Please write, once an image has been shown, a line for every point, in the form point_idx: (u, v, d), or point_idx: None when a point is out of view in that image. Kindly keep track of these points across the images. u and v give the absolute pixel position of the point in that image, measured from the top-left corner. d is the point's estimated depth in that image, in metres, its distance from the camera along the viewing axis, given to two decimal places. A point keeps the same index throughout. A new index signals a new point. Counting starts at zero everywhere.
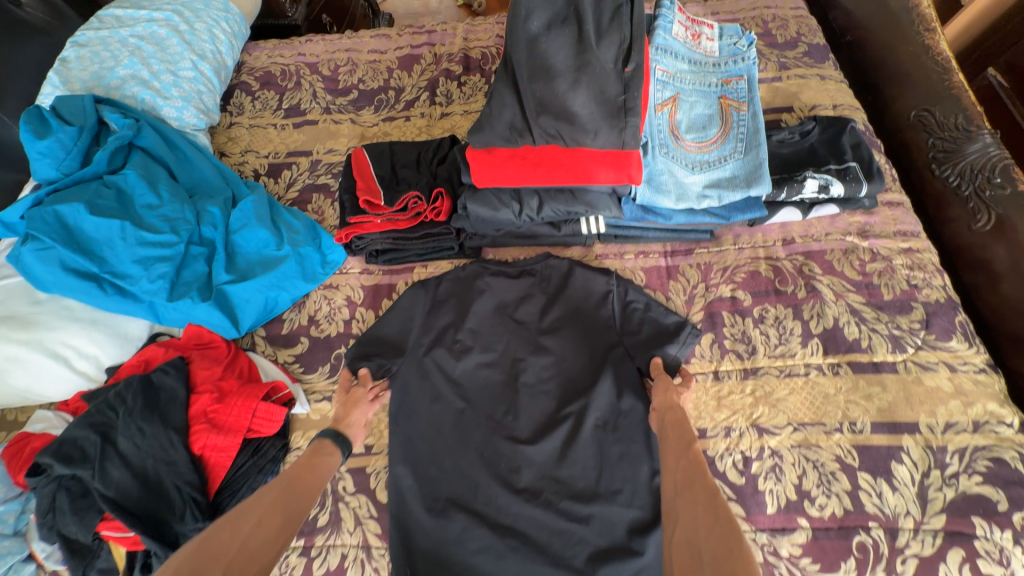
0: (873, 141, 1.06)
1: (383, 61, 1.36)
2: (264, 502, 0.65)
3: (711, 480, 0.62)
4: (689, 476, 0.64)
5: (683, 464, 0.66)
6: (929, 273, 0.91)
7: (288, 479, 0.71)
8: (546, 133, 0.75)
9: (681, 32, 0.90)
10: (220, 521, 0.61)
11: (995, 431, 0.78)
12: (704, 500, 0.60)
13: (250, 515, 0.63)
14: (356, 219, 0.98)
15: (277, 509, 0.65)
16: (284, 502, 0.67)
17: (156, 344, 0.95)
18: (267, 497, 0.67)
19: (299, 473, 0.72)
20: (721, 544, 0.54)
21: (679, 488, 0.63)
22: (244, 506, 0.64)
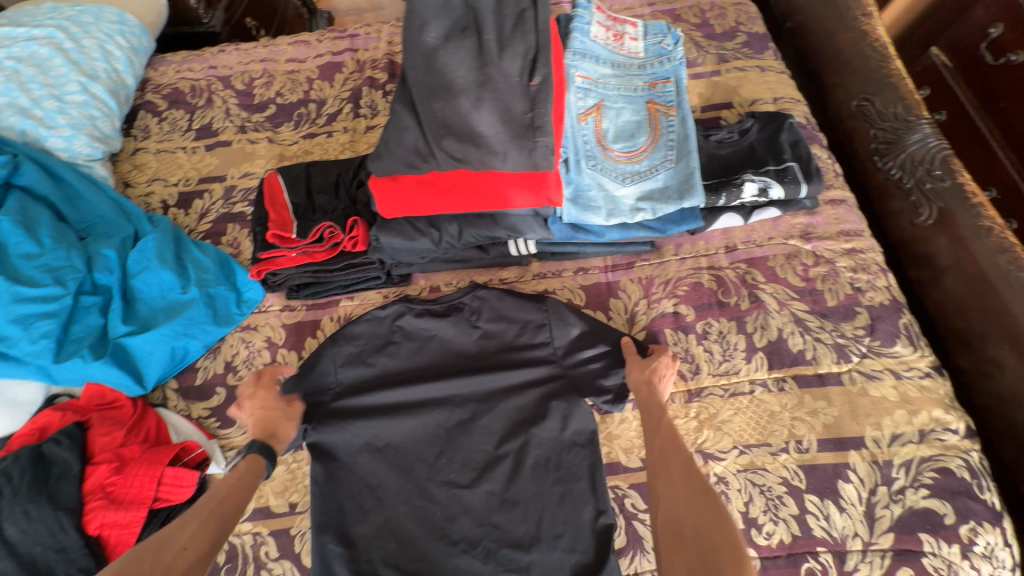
0: (814, 136, 1.02)
1: (301, 71, 1.25)
2: (189, 524, 0.64)
3: (684, 452, 0.67)
4: (665, 455, 0.68)
5: (663, 441, 0.70)
6: (872, 275, 0.89)
7: (212, 496, 0.69)
8: (452, 156, 0.67)
9: (600, 33, 0.84)
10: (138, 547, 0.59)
11: (940, 439, 0.76)
12: (684, 476, 0.64)
13: (173, 540, 0.62)
14: (267, 254, 0.89)
15: (204, 526, 0.65)
16: (213, 520, 0.67)
17: (52, 408, 0.84)
18: (190, 517, 0.65)
19: (224, 489, 0.71)
20: (700, 516, 0.59)
21: (659, 467, 0.68)
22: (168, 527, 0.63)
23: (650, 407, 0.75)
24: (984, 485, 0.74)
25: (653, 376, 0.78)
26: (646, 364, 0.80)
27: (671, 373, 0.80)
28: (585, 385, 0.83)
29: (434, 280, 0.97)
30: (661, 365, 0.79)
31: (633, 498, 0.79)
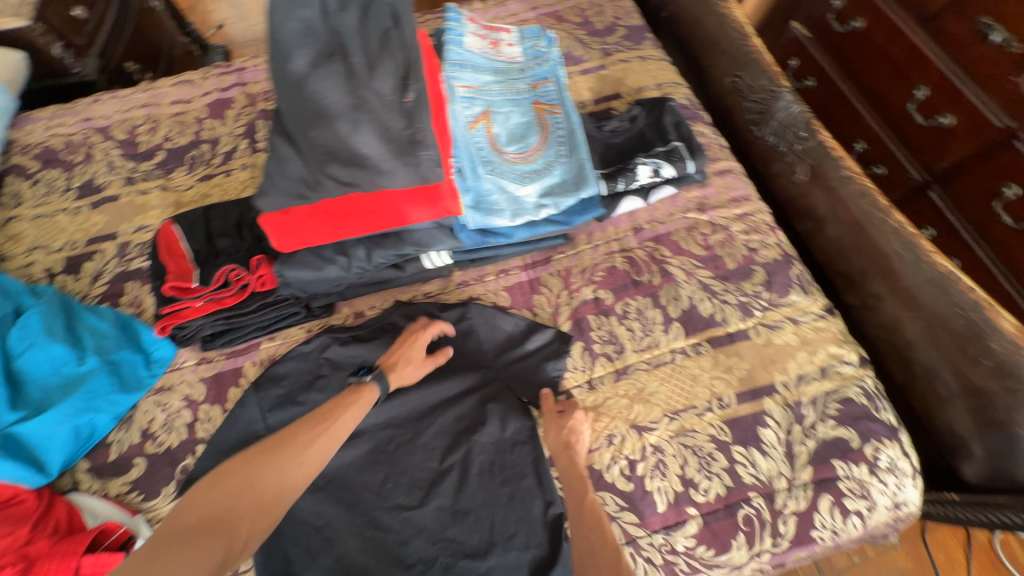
0: (696, 114, 1.10)
1: (189, 111, 1.20)
2: (298, 440, 0.71)
3: (610, 545, 0.67)
4: (594, 549, 0.66)
5: (588, 531, 0.68)
6: (762, 234, 0.97)
7: (327, 411, 0.76)
8: (340, 181, 0.66)
9: (476, 43, 0.87)
10: (261, 449, 0.70)
11: (839, 372, 0.84)
12: (614, 574, 0.64)
13: (286, 451, 0.70)
14: (169, 308, 0.84)
15: (315, 442, 0.71)
16: (323, 439, 0.72)
17: None
18: (301, 431, 0.72)
19: (339, 407, 0.76)
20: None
21: (586, 563, 0.66)
22: (287, 435, 0.72)
23: (575, 484, 0.74)
24: (880, 406, 0.82)
25: (570, 436, 0.78)
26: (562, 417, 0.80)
27: (588, 428, 0.79)
28: (513, 380, 0.87)
29: (357, 305, 0.94)
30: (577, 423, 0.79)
31: None
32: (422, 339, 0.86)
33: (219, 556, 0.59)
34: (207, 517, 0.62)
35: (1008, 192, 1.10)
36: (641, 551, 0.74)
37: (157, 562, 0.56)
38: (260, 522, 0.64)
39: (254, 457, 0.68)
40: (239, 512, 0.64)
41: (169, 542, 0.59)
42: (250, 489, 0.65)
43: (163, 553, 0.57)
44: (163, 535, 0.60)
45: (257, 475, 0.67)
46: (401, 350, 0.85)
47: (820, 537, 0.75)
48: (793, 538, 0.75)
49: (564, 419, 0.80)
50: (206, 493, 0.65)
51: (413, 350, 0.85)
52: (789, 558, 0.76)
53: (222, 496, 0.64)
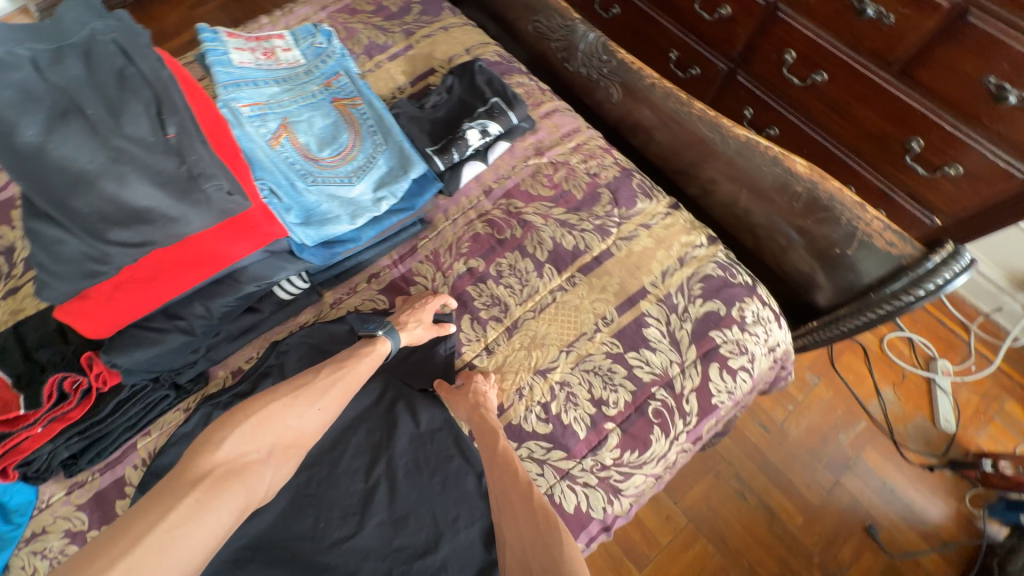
0: (510, 67, 1.13)
1: None
2: (320, 386, 0.74)
3: (522, 480, 0.73)
4: (506, 490, 0.73)
5: (501, 477, 0.74)
6: (599, 158, 1.03)
7: (342, 362, 0.77)
8: (128, 245, 0.61)
9: (247, 59, 0.83)
10: (283, 394, 0.71)
11: (694, 256, 0.93)
12: (526, 510, 0.71)
13: (309, 399, 0.72)
14: (0, 447, 0.72)
15: (333, 391, 0.74)
16: (343, 387, 0.75)
17: None
18: (321, 378, 0.74)
19: (353, 354, 0.78)
20: (544, 549, 0.67)
21: (504, 501, 0.73)
22: (307, 381, 0.74)
23: (487, 434, 0.76)
24: (735, 272, 0.92)
25: (479, 397, 0.78)
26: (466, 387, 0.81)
27: (492, 387, 0.81)
28: (408, 377, 0.88)
29: (231, 364, 0.87)
30: (479, 386, 0.80)
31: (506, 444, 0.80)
32: (434, 305, 0.85)
33: (245, 495, 0.64)
34: (236, 457, 0.65)
35: (789, 57, 1.26)
36: (577, 480, 0.78)
37: (190, 502, 0.59)
38: (280, 464, 0.69)
39: (277, 401, 0.70)
40: (260, 454, 0.68)
41: (197, 481, 0.61)
42: (275, 432, 0.69)
43: (195, 493, 0.60)
44: (188, 472, 0.62)
45: (281, 421, 0.70)
46: (414, 309, 0.84)
47: (720, 401, 0.83)
48: (699, 411, 0.83)
49: (466, 387, 0.80)
50: (228, 433, 0.66)
51: (426, 310, 0.84)
52: (703, 429, 0.84)
53: (246, 438, 0.67)
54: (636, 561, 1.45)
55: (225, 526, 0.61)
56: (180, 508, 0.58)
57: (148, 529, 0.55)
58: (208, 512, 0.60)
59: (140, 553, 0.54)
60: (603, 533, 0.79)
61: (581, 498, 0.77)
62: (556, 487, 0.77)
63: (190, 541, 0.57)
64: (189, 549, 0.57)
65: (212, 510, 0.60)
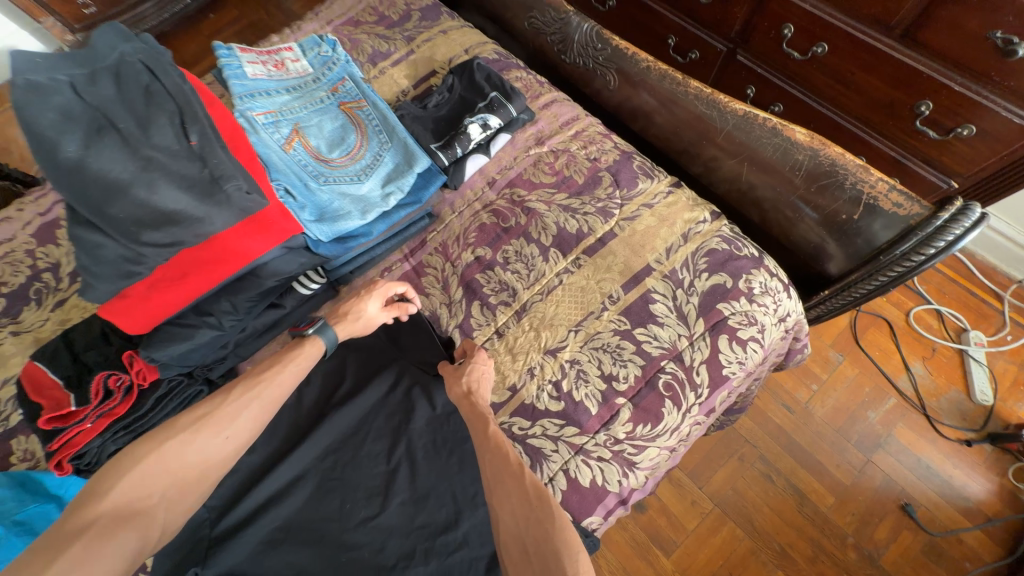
0: (508, 63, 1.16)
1: (15, 248, 1.11)
2: (231, 410, 0.69)
3: (512, 461, 0.71)
4: (497, 471, 0.71)
5: (492, 457, 0.72)
6: (599, 144, 1.05)
7: (257, 378, 0.73)
8: (160, 245, 0.66)
9: (260, 70, 0.88)
10: (183, 428, 0.65)
11: (698, 231, 0.94)
12: (517, 486, 0.70)
13: (218, 428, 0.67)
14: (56, 442, 0.78)
15: (244, 415, 0.70)
16: (260, 407, 0.72)
17: None
18: (233, 400, 0.70)
19: (268, 369, 0.75)
20: (538, 524, 0.66)
21: (496, 481, 0.71)
22: (209, 410, 0.68)
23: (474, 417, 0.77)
24: (740, 245, 0.92)
25: (472, 382, 0.81)
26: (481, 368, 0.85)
27: (486, 364, 0.84)
28: (422, 362, 0.91)
29: (259, 359, 0.93)
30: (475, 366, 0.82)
31: (519, 422, 0.83)
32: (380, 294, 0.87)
33: (142, 539, 0.57)
34: (131, 499, 0.58)
35: (787, 32, 1.25)
36: (591, 455, 0.79)
37: (75, 552, 0.51)
38: (179, 504, 0.63)
39: (174, 439, 0.63)
40: (156, 499, 0.60)
41: (82, 530, 0.53)
42: (178, 467, 0.63)
43: (79, 543, 0.52)
44: (70, 522, 0.54)
45: (187, 454, 0.64)
46: (357, 302, 0.86)
47: (731, 372, 0.84)
48: (710, 384, 0.83)
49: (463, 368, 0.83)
50: (116, 479, 0.58)
51: (369, 300, 0.86)
52: (715, 402, 0.85)
53: (137, 482, 0.59)
54: (663, 547, 1.45)
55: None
56: (69, 555, 0.51)
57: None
58: (85, 570, 0.51)
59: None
60: (620, 507, 0.81)
61: (596, 472, 0.79)
62: (571, 463, 0.79)
63: None
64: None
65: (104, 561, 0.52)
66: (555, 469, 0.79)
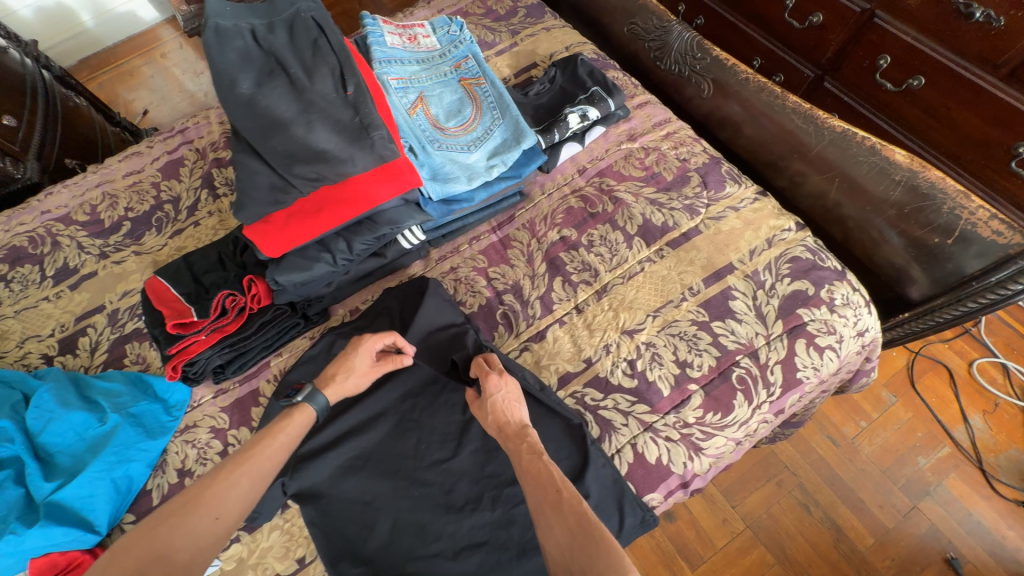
0: (606, 63, 1.22)
1: (143, 179, 1.23)
2: (218, 486, 0.65)
3: (547, 482, 0.67)
4: (536, 497, 0.67)
5: (532, 487, 0.67)
6: (689, 146, 1.09)
7: (249, 450, 0.69)
8: (307, 179, 0.73)
9: (396, 41, 0.98)
10: (175, 510, 0.62)
11: (783, 238, 0.96)
12: (559, 516, 0.64)
13: (209, 506, 0.63)
14: (175, 347, 0.87)
15: (236, 492, 0.65)
16: (249, 481, 0.67)
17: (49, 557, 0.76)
18: (222, 475, 0.66)
19: (256, 442, 0.70)
20: (583, 553, 0.59)
21: (536, 512, 0.66)
22: (199, 489, 0.64)
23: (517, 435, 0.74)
24: (824, 257, 0.94)
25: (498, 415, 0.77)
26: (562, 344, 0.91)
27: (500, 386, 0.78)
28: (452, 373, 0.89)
29: (350, 304, 1.01)
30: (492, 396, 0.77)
31: (592, 393, 0.86)
32: (368, 348, 0.82)
33: None
34: None
35: (882, 62, 1.26)
36: (660, 433, 0.82)
37: None
38: None
39: (167, 522, 0.61)
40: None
41: None
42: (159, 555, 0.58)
43: None
44: None
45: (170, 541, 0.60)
46: (343, 361, 0.82)
47: (805, 375, 0.85)
48: (783, 384, 0.85)
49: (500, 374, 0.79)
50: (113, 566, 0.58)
51: (355, 358, 0.81)
52: (786, 403, 0.86)
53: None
54: (689, 560, 1.43)
55: None
56: None
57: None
58: None
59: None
60: (681, 490, 0.83)
61: (662, 451, 0.81)
62: (639, 438, 0.82)
63: None
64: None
65: None
66: (623, 442, 0.82)
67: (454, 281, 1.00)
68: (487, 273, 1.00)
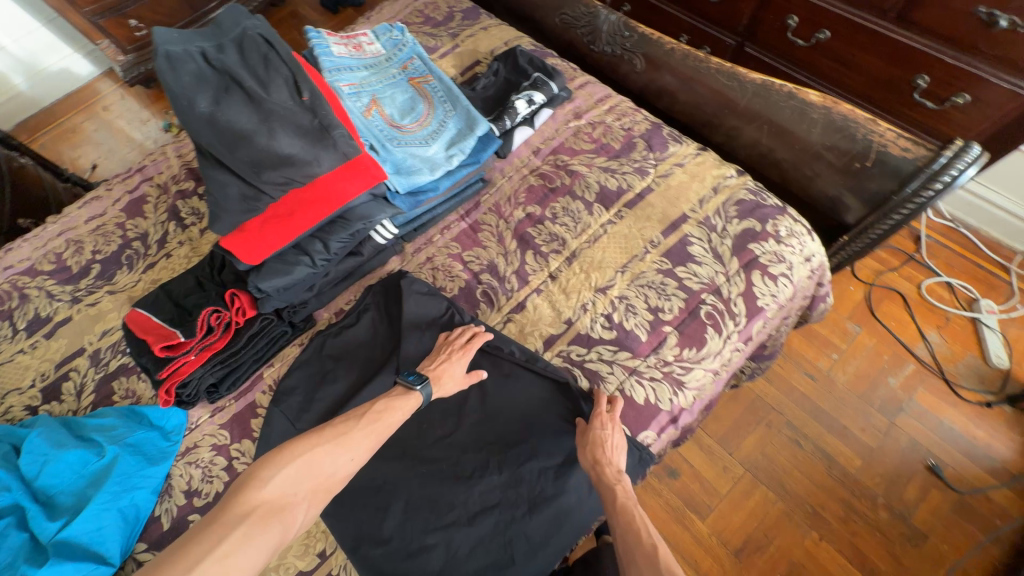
0: (544, 51, 1.31)
1: (107, 221, 1.23)
2: (357, 430, 0.72)
3: (646, 541, 0.64)
4: (629, 546, 0.65)
5: (623, 532, 0.68)
6: (631, 116, 1.18)
7: (379, 410, 0.75)
8: (276, 184, 0.79)
9: (343, 50, 1.04)
10: (327, 439, 0.68)
11: (727, 184, 1.05)
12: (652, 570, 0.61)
13: (353, 445, 0.70)
14: (166, 370, 0.88)
15: (367, 440, 0.71)
16: (377, 431, 0.73)
17: None
18: (358, 422, 0.73)
19: (387, 406, 0.76)
20: None
21: (625, 556, 0.65)
22: (345, 430, 0.71)
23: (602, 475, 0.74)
24: (764, 196, 1.03)
25: (605, 450, 0.76)
26: (541, 312, 0.96)
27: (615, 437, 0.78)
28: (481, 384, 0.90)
29: (334, 306, 1.04)
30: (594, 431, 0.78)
31: (576, 349, 0.92)
32: (470, 353, 0.87)
33: (282, 533, 0.60)
34: (277, 496, 0.61)
35: (791, 22, 1.38)
36: (644, 375, 0.88)
37: (236, 535, 0.56)
38: (315, 506, 0.65)
39: (321, 447, 0.67)
40: (300, 496, 0.63)
41: (242, 516, 0.58)
42: (315, 475, 0.65)
43: (240, 527, 0.57)
44: (234, 506, 0.59)
45: (322, 463, 0.66)
46: (449, 362, 0.85)
47: (765, 302, 0.93)
48: (747, 313, 0.93)
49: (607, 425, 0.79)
50: (277, 468, 0.63)
51: (457, 363, 0.85)
52: (753, 330, 0.93)
53: (292, 477, 0.63)
54: (698, 511, 1.42)
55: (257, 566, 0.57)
56: (230, 536, 0.56)
57: (202, 555, 0.53)
58: (234, 561, 0.54)
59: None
60: (671, 426, 0.88)
61: (649, 391, 0.87)
62: (626, 382, 0.87)
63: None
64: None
65: (252, 548, 0.56)
66: (612, 388, 0.87)
67: (433, 269, 1.04)
68: (462, 258, 1.05)
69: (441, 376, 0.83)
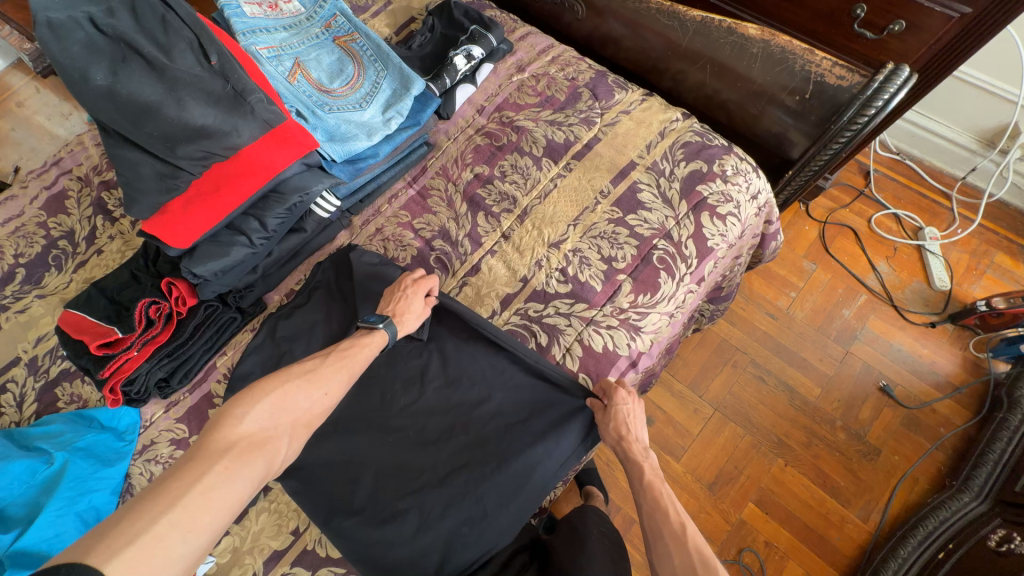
0: (481, 3, 1.24)
1: (26, 221, 1.14)
2: (325, 369, 0.71)
3: (672, 518, 0.69)
4: (656, 524, 0.69)
5: (649, 507, 0.72)
6: (574, 65, 1.14)
7: (344, 349, 0.76)
8: (194, 158, 0.75)
9: (257, 10, 0.98)
10: (295, 376, 0.68)
11: (673, 128, 1.04)
12: (678, 546, 0.65)
13: (322, 382, 0.70)
14: (108, 368, 0.84)
15: (337, 375, 0.72)
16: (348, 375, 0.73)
17: None
18: (326, 362, 0.73)
19: (353, 345, 0.77)
20: None
21: (653, 535, 0.69)
22: (313, 367, 0.71)
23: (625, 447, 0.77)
24: (711, 137, 1.03)
25: (625, 419, 0.77)
26: (497, 273, 0.95)
27: (634, 407, 0.79)
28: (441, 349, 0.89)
29: (284, 288, 1.01)
30: (622, 409, 0.77)
31: (534, 306, 0.92)
32: (422, 288, 0.87)
33: (266, 466, 0.60)
34: (257, 430, 0.61)
35: None
36: (601, 325, 0.88)
37: (220, 468, 0.55)
38: (295, 440, 0.65)
39: (291, 382, 0.67)
40: (281, 429, 0.64)
41: (223, 450, 0.57)
42: (292, 411, 0.65)
43: (223, 460, 0.56)
44: (211, 442, 0.57)
45: (296, 398, 0.66)
46: (404, 300, 0.85)
47: (715, 242, 0.94)
48: (699, 254, 0.94)
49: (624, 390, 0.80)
50: (249, 406, 0.62)
51: (414, 299, 0.85)
52: (705, 271, 0.95)
53: (268, 412, 0.63)
54: (672, 452, 1.48)
55: (244, 497, 0.56)
56: (213, 470, 0.54)
57: (184, 489, 0.51)
58: (222, 491, 0.53)
59: (180, 509, 0.50)
60: (632, 371, 0.89)
61: (607, 338, 0.88)
62: (584, 332, 0.88)
63: (221, 508, 0.52)
64: (213, 522, 0.51)
65: (238, 480, 0.56)
66: (570, 340, 0.88)
67: (383, 240, 1.01)
68: (413, 226, 1.02)
69: (402, 314, 0.83)
